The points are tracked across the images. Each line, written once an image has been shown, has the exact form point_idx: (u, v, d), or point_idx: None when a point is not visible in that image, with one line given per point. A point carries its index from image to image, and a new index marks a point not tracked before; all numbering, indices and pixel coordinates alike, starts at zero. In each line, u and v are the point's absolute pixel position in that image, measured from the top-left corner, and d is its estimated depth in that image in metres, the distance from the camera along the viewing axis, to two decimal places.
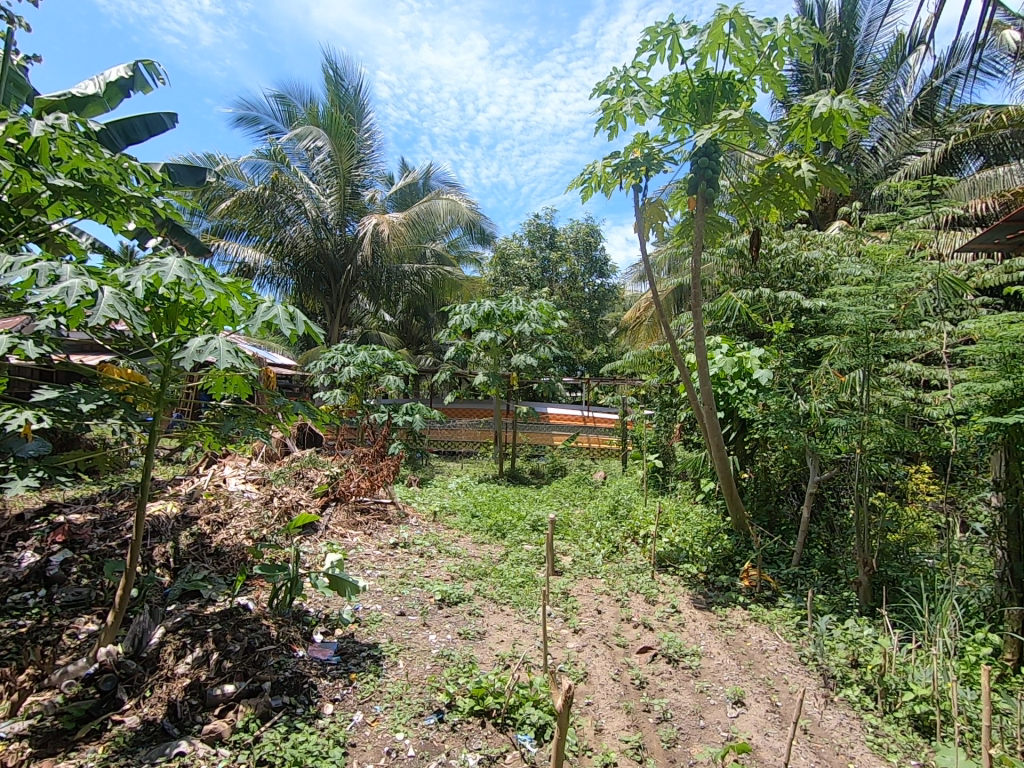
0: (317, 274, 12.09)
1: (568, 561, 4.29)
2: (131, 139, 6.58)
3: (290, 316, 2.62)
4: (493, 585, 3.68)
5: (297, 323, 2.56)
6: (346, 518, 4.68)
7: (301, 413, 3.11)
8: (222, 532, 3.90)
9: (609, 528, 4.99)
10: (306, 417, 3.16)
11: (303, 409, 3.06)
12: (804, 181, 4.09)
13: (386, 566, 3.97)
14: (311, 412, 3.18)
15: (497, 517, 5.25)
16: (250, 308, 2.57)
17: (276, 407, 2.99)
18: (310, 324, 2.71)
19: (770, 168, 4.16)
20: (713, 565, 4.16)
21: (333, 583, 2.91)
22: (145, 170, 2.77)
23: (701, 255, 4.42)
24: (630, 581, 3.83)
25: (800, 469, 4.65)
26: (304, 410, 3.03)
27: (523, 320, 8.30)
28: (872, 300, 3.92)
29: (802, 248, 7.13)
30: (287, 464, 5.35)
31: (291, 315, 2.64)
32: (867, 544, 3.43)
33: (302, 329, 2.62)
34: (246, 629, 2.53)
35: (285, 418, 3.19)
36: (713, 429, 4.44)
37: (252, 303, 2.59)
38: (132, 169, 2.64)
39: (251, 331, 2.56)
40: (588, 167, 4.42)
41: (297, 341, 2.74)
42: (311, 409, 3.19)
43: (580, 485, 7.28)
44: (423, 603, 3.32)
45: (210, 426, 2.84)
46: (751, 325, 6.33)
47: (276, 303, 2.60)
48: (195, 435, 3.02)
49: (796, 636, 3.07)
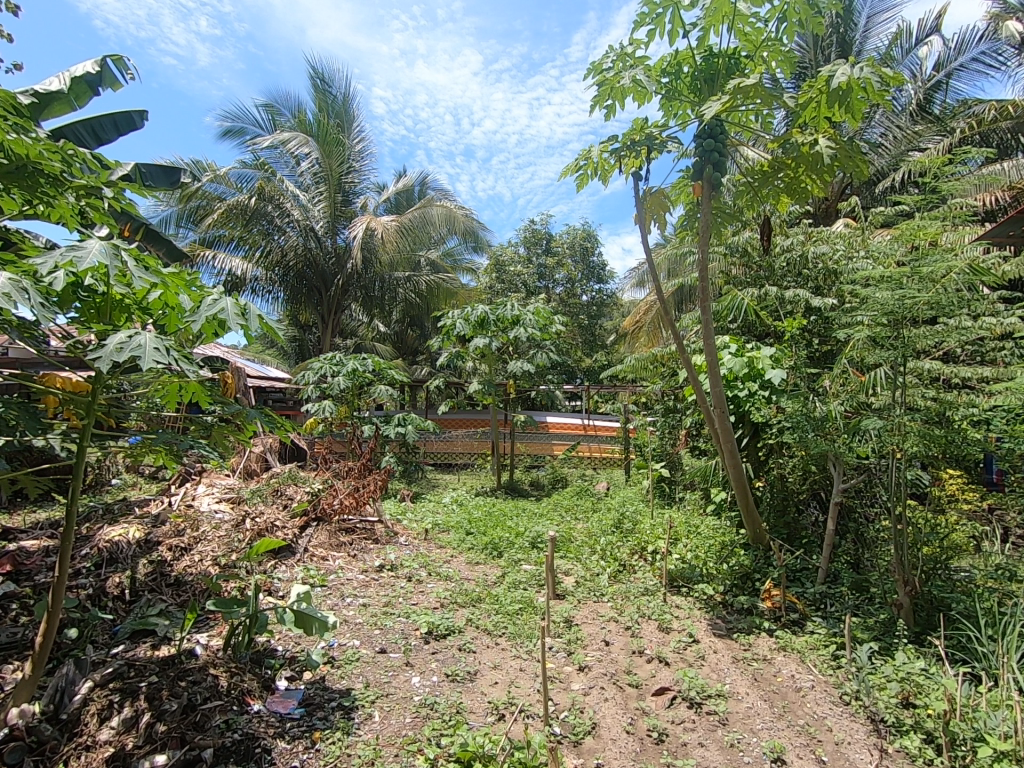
0: (307, 284, 11.73)
1: (571, 582, 3.91)
2: (99, 137, 6.30)
3: (242, 310, 2.29)
4: (487, 613, 3.29)
5: (252, 318, 2.24)
6: (329, 539, 4.29)
7: (255, 423, 2.76)
8: (186, 558, 3.52)
9: (615, 545, 4.60)
10: (263, 426, 2.82)
11: (259, 418, 2.72)
12: (822, 158, 3.72)
13: (370, 593, 3.59)
14: (271, 421, 2.83)
15: (493, 534, 4.86)
16: (196, 303, 2.22)
17: (227, 417, 2.65)
18: (267, 320, 2.35)
19: (783, 146, 3.83)
20: (730, 586, 3.79)
21: (299, 620, 2.53)
22: (91, 155, 2.44)
23: (708, 246, 4.08)
24: (640, 606, 3.44)
25: (821, 476, 4.28)
26: (262, 419, 2.68)
27: (519, 325, 7.97)
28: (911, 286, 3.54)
29: (807, 244, 6.83)
30: (266, 479, 4.98)
31: (245, 310, 2.31)
32: (907, 562, 3.07)
33: (257, 326, 2.29)
34: (188, 682, 2.13)
35: (245, 429, 2.85)
36: (727, 436, 4.06)
37: (200, 296, 2.24)
38: (77, 155, 2.32)
39: (195, 328, 2.19)
40: (583, 152, 4.10)
41: (252, 341, 2.37)
42: (270, 418, 2.84)
43: (582, 497, 6.90)
44: (408, 637, 2.93)
45: (152, 439, 2.50)
46: (759, 324, 5.99)
47: (228, 296, 2.27)
48: (141, 449, 2.69)
49: (833, 669, 2.70)
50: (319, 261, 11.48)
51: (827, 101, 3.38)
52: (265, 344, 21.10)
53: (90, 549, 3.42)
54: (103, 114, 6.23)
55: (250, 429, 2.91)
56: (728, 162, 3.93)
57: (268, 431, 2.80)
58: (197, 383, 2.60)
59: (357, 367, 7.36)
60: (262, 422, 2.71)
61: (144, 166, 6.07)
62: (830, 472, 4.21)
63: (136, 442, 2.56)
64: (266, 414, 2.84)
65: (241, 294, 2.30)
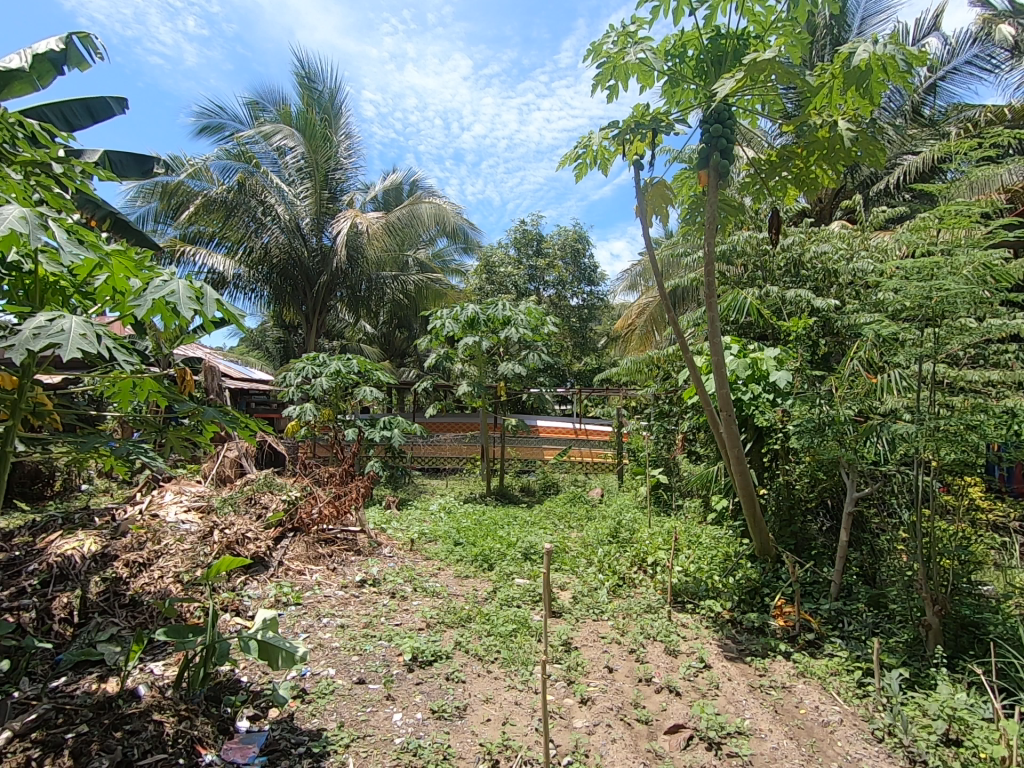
0: (290, 283, 11.34)
1: (567, 598, 3.64)
2: (69, 124, 5.80)
3: (196, 294, 2.01)
4: (478, 635, 3.00)
5: (208, 302, 1.96)
6: (306, 551, 3.99)
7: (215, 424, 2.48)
8: (144, 575, 3.18)
9: (613, 556, 4.33)
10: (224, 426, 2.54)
11: (219, 418, 2.44)
12: (842, 142, 3.46)
13: (349, 612, 3.29)
14: (232, 421, 2.55)
15: (483, 544, 4.58)
16: (141, 284, 1.95)
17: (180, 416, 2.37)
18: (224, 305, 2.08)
19: (798, 130, 3.59)
20: (738, 602, 3.54)
21: (264, 650, 2.23)
22: (34, 123, 2.17)
23: (714, 240, 3.84)
24: (644, 626, 3.17)
25: (831, 484, 4.05)
26: (223, 419, 2.42)
27: (509, 326, 7.71)
28: (945, 279, 3.27)
29: (808, 243, 6.64)
30: (241, 486, 4.63)
31: (201, 294, 2.03)
32: (933, 579, 2.84)
33: (214, 312, 2.02)
34: (123, 735, 1.86)
35: (205, 429, 2.59)
36: (732, 442, 3.79)
37: (145, 277, 1.97)
38: (15, 120, 2.05)
39: (139, 313, 1.92)
40: (582, 139, 3.85)
41: (208, 329, 2.11)
42: (232, 417, 2.56)
43: (575, 504, 6.62)
44: (389, 665, 2.63)
45: (90, 442, 2.21)
46: (761, 325, 5.77)
47: (181, 278, 1.99)
48: (83, 452, 2.40)
49: (858, 698, 2.46)
50: (303, 259, 11.11)
51: (845, 81, 3.15)
52: (248, 343, 20.63)
53: (38, 565, 3.08)
54: (74, 98, 5.76)
55: (210, 429, 2.63)
56: (736, 150, 3.70)
57: (229, 431, 2.52)
58: (151, 382, 2.32)
59: (341, 368, 7.03)
60: (223, 422, 2.43)
61: (112, 154, 5.71)
62: (841, 479, 3.97)
63: (76, 445, 2.25)
64: (228, 413, 2.57)
65: (197, 278, 2.03)
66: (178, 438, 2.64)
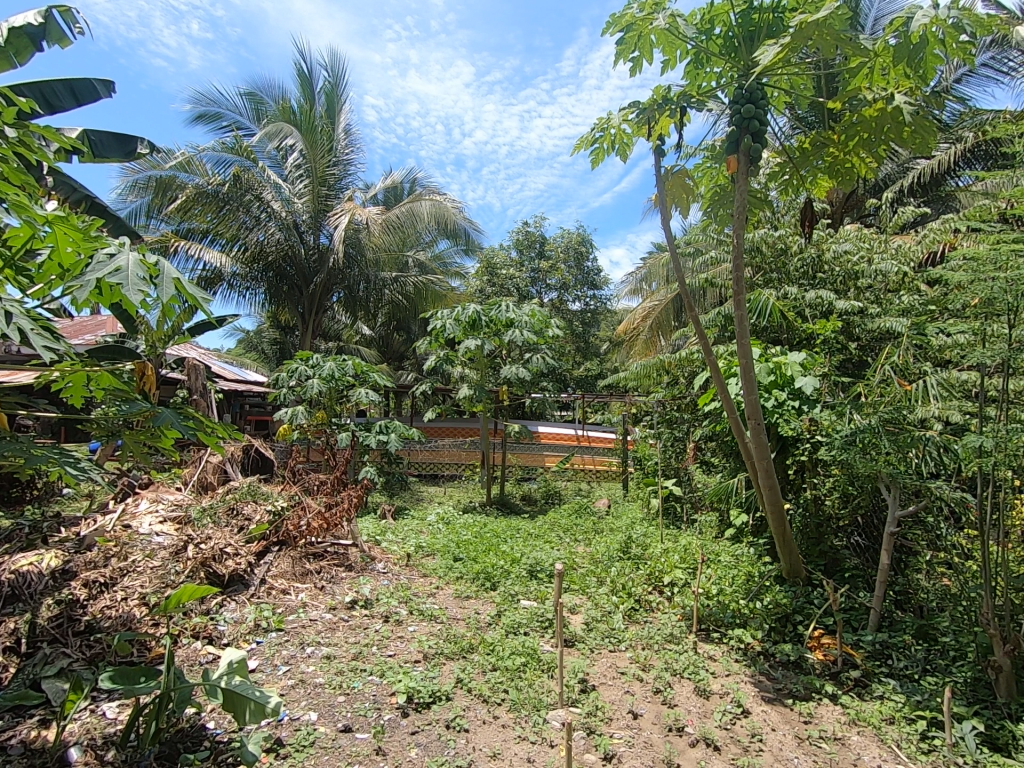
0: (287, 282, 10.98)
1: (579, 624, 3.29)
2: (51, 105, 5.47)
3: (151, 273, 1.71)
4: (481, 670, 2.64)
5: (162, 285, 1.66)
6: (293, 567, 3.65)
7: (168, 429, 2.23)
8: (105, 597, 2.82)
9: (626, 575, 3.99)
10: (181, 434, 2.32)
11: (174, 423, 2.19)
12: (902, 115, 3.06)
13: (337, 638, 2.94)
14: (189, 431, 2.31)
15: (485, 560, 4.22)
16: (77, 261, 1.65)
17: (130, 418, 2.13)
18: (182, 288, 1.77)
19: (849, 104, 3.23)
20: (768, 631, 3.19)
21: (231, 700, 1.91)
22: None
23: (743, 231, 3.52)
24: (668, 660, 2.82)
25: (866, 500, 3.71)
26: (179, 427, 2.16)
27: (513, 328, 7.38)
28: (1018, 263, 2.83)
29: (826, 245, 6.32)
30: (223, 493, 4.27)
31: (157, 272, 1.74)
32: (1000, 613, 2.52)
33: (170, 294, 1.73)
34: None
35: (160, 436, 2.34)
36: (761, 453, 3.42)
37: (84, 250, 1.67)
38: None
39: (77, 297, 1.62)
40: (600, 121, 3.53)
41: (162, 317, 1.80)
42: (189, 426, 2.32)
43: (581, 516, 6.25)
44: (379, 709, 2.28)
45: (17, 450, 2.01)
46: (780, 329, 5.44)
47: (132, 254, 1.71)
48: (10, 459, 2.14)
49: (923, 754, 2.14)
50: (300, 258, 10.76)
51: (894, 58, 2.86)
52: (245, 344, 20.31)
53: None
54: (56, 78, 5.42)
55: (169, 437, 2.38)
56: (767, 132, 3.38)
57: (184, 440, 2.28)
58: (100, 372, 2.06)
59: (336, 370, 6.66)
60: (176, 427, 2.18)
61: (92, 133, 5.40)
62: (876, 495, 3.64)
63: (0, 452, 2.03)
64: (185, 420, 2.33)
65: (154, 254, 1.74)
66: (136, 440, 2.39)
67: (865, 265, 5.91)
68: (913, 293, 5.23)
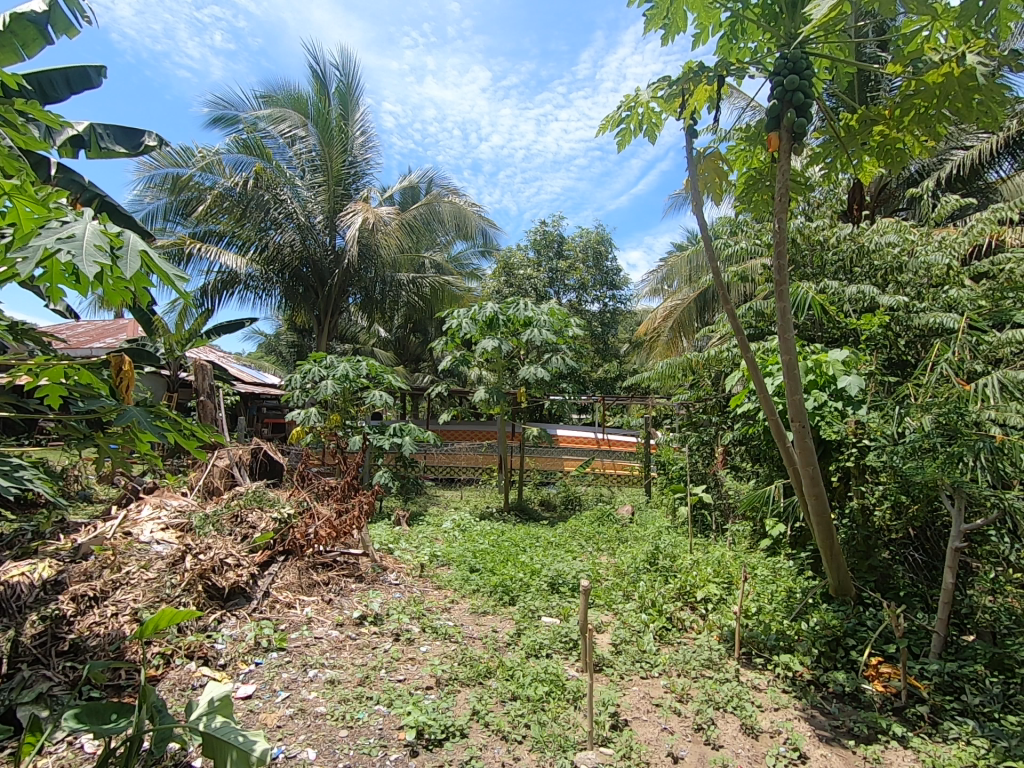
0: (303, 283, 10.86)
1: (607, 645, 3.01)
2: (47, 95, 5.42)
3: (109, 248, 1.53)
4: (500, 700, 2.38)
5: (119, 260, 1.48)
6: (299, 579, 3.43)
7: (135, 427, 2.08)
8: (95, 612, 2.62)
9: (655, 589, 3.70)
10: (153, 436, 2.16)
11: (142, 423, 2.03)
12: (968, 81, 2.72)
13: (344, 659, 2.71)
14: (160, 431, 2.15)
15: (503, 572, 3.96)
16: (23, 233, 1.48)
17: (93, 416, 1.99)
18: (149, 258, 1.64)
19: (907, 70, 2.89)
20: (818, 656, 2.87)
21: (211, 747, 1.69)
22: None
23: (785, 217, 3.18)
24: (708, 690, 2.52)
25: (923, 511, 3.36)
26: (150, 429, 2.01)
27: (531, 327, 7.12)
28: None
29: (864, 238, 5.93)
30: (228, 498, 4.07)
31: (120, 241, 1.62)
32: None
33: (135, 266, 1.61)
34: None
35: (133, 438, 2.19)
36: (807, 460, 3.02)
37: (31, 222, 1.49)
38: None
39: (21, 273, 1.43)
40: (627, 99, 3.26)
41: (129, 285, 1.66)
42: (161, 426, 2.16)
43: (604, 524, 5.95)
44: (386, 747, 2.03)
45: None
46: (817, 326, 5.09)
47: (93, 222, 1.58)
48: None
49: None
50: (316, 258, 10.65)
51: (958, 18, 2.52)
52: (264, 347, 20.42)
53: None
54: (52, 67, 5.37)
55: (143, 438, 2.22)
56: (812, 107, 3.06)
57: (155, 441, 2.12)
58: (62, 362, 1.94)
59: (349, 370, 6.47)
60: (144, 428, 2.02)
61: (99, 127, 5.30)
62: (934, 505, 3.30)
63: None
64: (157, 420, 2.17)
65: (118, 223, 1.62)
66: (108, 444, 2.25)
67: (907, 257, 5.54)
68: (962, 287, 4.86)
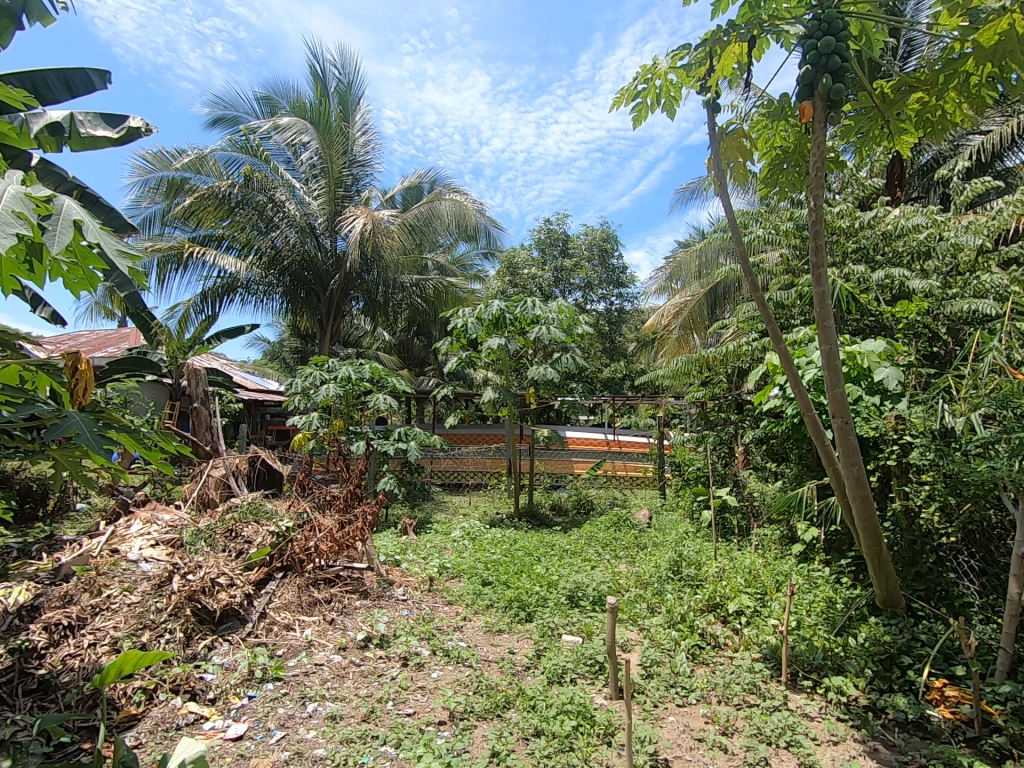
0: (304, 288, 10.69)
1: (636, 668, 2.74)
2: (42, 96, 5.21)
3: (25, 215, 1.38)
4: (522, 737, 2.11)
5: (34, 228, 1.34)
6: (298, 598, 3.17)
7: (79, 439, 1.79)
8: (70, 644, 2.38)
9: (683, 601, 3.41)
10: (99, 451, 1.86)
11: (82, 436, 1.73)
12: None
13: (346, 690, 2.44)
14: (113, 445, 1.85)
15: (518, 585, 3.69)
16: None
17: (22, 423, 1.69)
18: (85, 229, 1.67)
19: (958, 26, 2.58)
20: (871, 677, 2.57)
21: None
22: None
23: (821, 194, 2.88)
24: (756, 722, 2.26)
25: (977, 514, 3.06)
26: (88, 445, 1.70)
27: (539, 326, 6.84)
28: None
29: (889, 225, 5.62)
30: (223, 511, 3.82)
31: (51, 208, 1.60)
32: None
33: (69, 236, 1.59)
34: None
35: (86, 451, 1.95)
36: (852, 461, 2.66)
37: None
38: None
39: None
40: (643, 69, 3.00)
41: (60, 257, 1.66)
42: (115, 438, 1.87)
43: (620, 529, 5.66)
44: None
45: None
46: (842, 316, 4.81)
47: (14, 184, 1.44)
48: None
49: None
50: (316, 261, 10.43)
51: None
52: (267, 353, 20.21)
53: None
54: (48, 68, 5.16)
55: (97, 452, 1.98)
56: (849, 73, 2.77)
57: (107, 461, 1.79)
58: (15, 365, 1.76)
59: (351, 374, 6.21)
60: (84, 441, 1.72)
61: (80, 114, 5.13)
62: (989, 507, 3.00)
63: None
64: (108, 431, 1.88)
65: (43, 186, 1.49)
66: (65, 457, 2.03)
67: (934, 242, 5.24)
68: (997, 271, 4.57)
